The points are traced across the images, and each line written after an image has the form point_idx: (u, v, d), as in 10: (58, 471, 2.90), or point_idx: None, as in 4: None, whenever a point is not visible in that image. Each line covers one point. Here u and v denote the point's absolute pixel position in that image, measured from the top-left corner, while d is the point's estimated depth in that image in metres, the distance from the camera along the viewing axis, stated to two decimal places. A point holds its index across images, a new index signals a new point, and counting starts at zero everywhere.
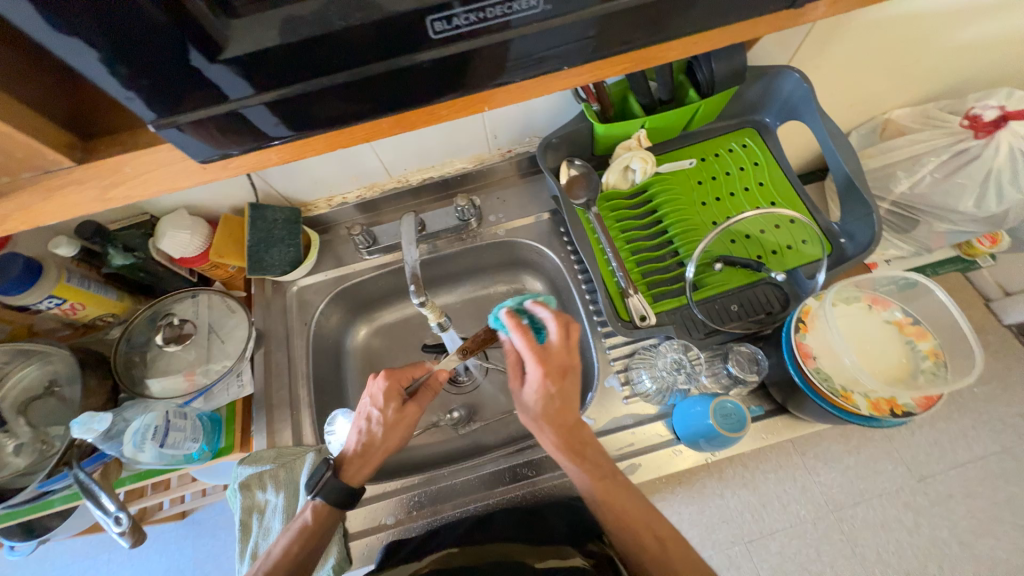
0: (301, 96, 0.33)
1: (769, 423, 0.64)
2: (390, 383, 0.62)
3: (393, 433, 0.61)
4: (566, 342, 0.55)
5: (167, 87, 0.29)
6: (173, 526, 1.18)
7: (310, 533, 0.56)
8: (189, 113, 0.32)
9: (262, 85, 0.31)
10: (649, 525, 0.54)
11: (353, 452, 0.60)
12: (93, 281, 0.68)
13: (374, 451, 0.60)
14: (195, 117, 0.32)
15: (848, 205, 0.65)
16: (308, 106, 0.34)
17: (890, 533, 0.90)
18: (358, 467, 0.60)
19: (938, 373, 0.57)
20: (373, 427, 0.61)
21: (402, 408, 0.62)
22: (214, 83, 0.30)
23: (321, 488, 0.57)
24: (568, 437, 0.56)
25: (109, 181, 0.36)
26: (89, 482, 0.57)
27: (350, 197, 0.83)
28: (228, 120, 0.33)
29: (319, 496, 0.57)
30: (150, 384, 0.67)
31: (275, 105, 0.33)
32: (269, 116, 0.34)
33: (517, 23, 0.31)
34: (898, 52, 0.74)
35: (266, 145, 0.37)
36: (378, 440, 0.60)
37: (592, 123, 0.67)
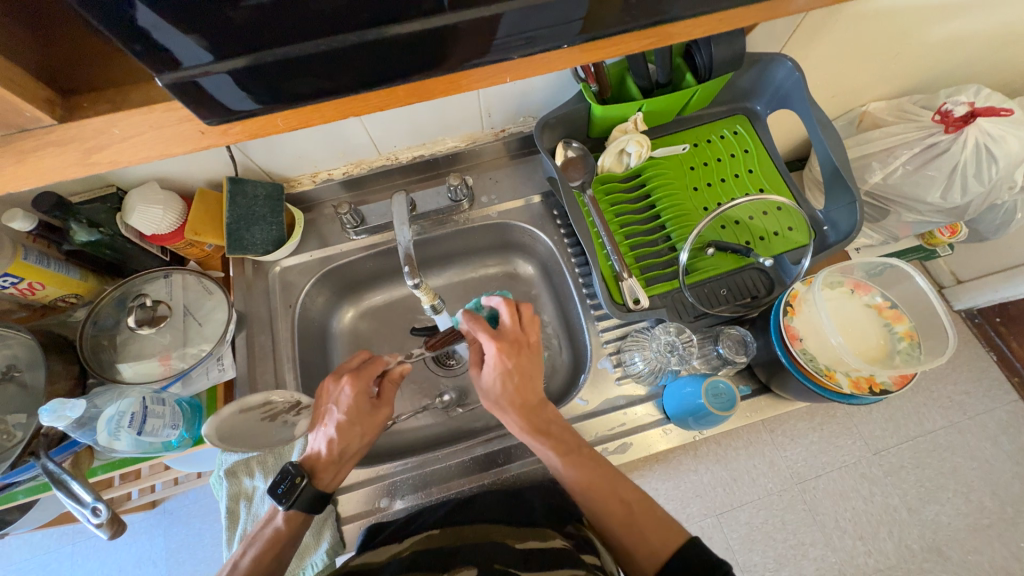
0: (274, 64, 0.30)
1: (754, 403, 0.67)
2: (357, 386, 0.60)
3: (366, 437, 0.60)
4: (517, 320, 0.61)
5: (160, 43, 0.27)
6: (142, 516, 1.13)
7: (280, 541, 0.54)
8: (168, 76, 0.29)
9: (233, 49, 0.29)
10: (616, 487, 0.55)
11: (330, 460, 0.57)
12: (53, 259, 0.63)
13: (352, 454, 0.59)
14: (185, 77, 0.29)
15: (832, 194, 0.67)
16: (281, 80, 0.31)
17: (848, 502, 0.97)
18: (334, 472, 0.58)
19: (912, 353, 0.61)
20: (346, 433, 0.58)
21: (372, 410, 0.61)
22: (221, 39, 0.28)
23: (297, 499, 0.54)
24: (530, 418, 0.58)
25: (90, 144, 0.33)
26: (59, 472, 0.54)
27: (336, 173, 0.79)
28: (230, 83, 0.30)
29: (295, 506, 0.54)
30: (122, 368, 0.63)
31: (253, 72, 0.30)
32: (238, 87, 0.31)
33: None
34: (882, 45, 0.76)
35: (267, 113, 0.34)
36: (356, 446, 0.59)
37: (590, 104, 0.66)
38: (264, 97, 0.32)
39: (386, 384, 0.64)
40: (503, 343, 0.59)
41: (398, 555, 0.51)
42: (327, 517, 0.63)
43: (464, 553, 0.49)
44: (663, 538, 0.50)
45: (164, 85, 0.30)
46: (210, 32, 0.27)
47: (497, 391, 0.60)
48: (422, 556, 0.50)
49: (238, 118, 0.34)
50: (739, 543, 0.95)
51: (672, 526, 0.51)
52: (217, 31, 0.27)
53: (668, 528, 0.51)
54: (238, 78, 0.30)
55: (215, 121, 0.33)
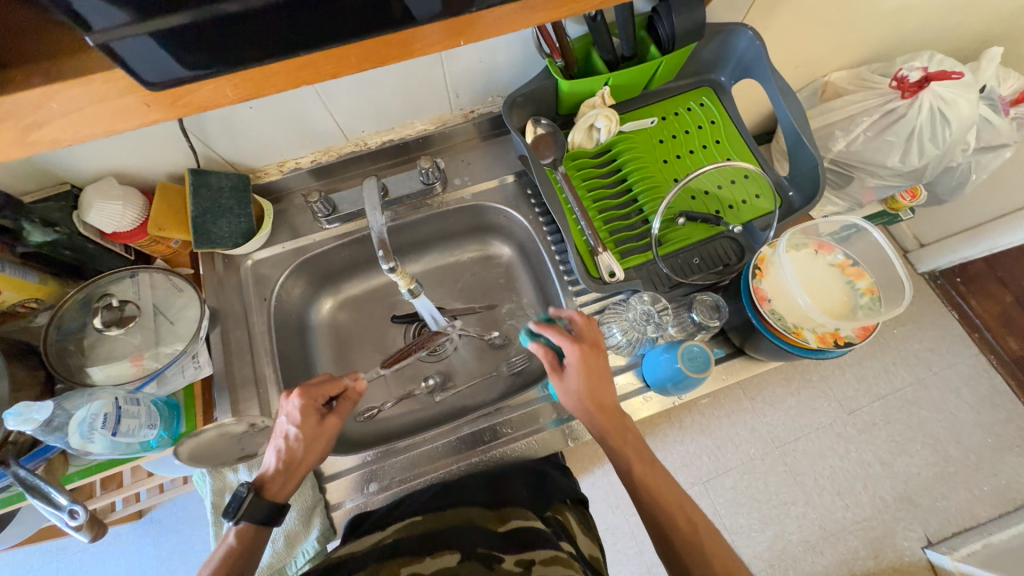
0: (213, 22, 0.28)
1: (729, 365, 0.69)
2: (305, 402, 0.59)
3: (317, 450, 0.58)
4: (591, 327, 0.61)
5: (75, 1, 0.25)
6: (129, 527, 1.11)
7: (232, 558, 0.52)
8: (88, 39, 0.27)
9: (159, 11, 0.27)
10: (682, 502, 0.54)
11: (276, 470, 0.56)
12: (8, 262, 0.59)
13: (301, 463, 0.58)
14: (118, 38, 0.27)
15: (797, 160, 0.69)
16: (224, 37, 0.30)
17: (826, 460, 1.01)
18: (281, 484, 0.56)
19: (874, 307, 0.63)
20: (289, 446, 0.57)
21: (316, 427, 0.58)
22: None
23: (243, 511, 0.53)
24: (612, 423, 0.57)
25: (28, 121, 0.31)
26: (31, 479, 0.53)
27: (304, 162, 0.77)
28: (167, 45, 0.29)
29: (246, 519, 0.53)
30: (92, 372, 0.62)
31: (194, 30, 0.29)
32: (166, 52, 0.29)
33: None
34: (839, 14, 0.78)
35: (213, 75, 0.32)
36: (301, 455, 0.57)
37: (556, 80, 0.66)
38: (210, 58, 0.31)
39: (343, 400, 0.62)
40: (586, 350, 0.58)
41: (377, 544, 0.51)
42: (316, 504, 0.63)
43: (446, 537, 0.51)
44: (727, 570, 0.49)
45: (96, 44, 0.27)
46: None
47: (585, 398, 0.58)
48: (404, 542, 0.50)
49: (182, 82, 0.32)
50: (726, 507, 0.99)
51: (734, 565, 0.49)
52: None
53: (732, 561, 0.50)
54: (174, 38, 0.29)
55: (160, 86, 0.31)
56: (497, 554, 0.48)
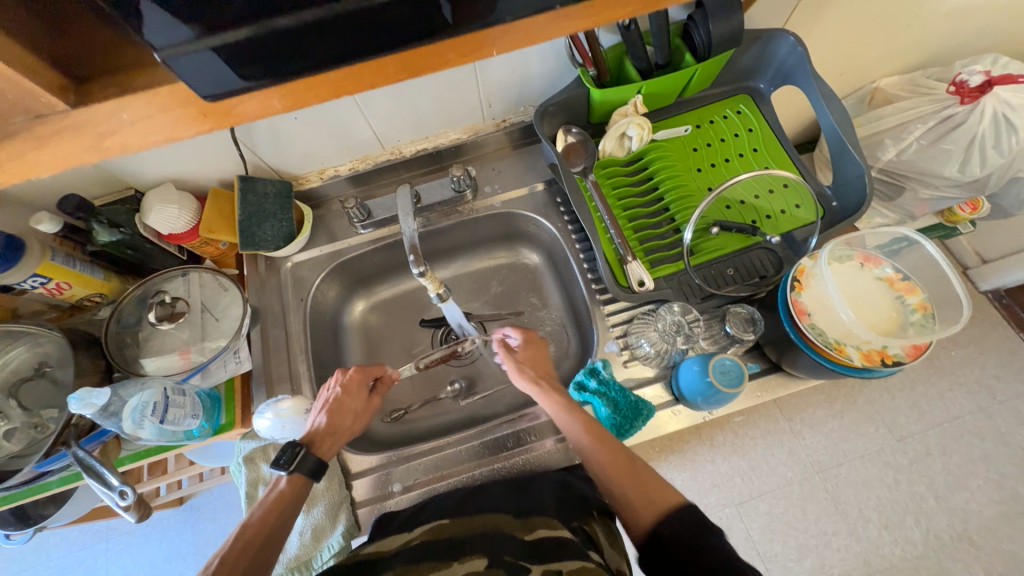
0: (270, 37, 0.31)
1: (764, 382, 0.66)
2: (359, 376, 0.65)
3: (359, 421, 0.63)
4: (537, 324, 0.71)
5: (148, 17, 0.28)
6: (171, 512, 1.17)
7: (283, 501, 0.55)
8: (157, 55, 0.30)
9: (222, 22, 0.29)
10: (649, 482, 0.52)
11: (326, 432, 0.60)
12: (79, 260, 0.66)
13: (347, 429, 0.62)
14: (183, 53, 0.30)
15: (841, 167, 0.66)
16: (276, 51, 0.32)
17: (871, 490, 0.94)
18: (329, 444, 0.60)
19: (926, 325, 0.59)
20: (339, 413, 0.62)
21: (364, 400, 0.64)
22: (202, 13, 0.29)
23: (298, 465, 0.56)
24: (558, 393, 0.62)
25: (100, 131, 0.34)
26: (88, 459, 0.57)
27: (342, 169, 0.81)
28: (223, 61, 0.31)
29: (298, 471, 0.56)
30: (144, 363, 0.66)
31: (250, 45, 0.31)
32: (224, 64, 0.32)
33: None
34: (890, 18, 0.74)
35: (263, 89, 0.35)
36: (350, 424, 0.62)
37: (588, 89, 0.67)
38: (256, 72, 0.33)
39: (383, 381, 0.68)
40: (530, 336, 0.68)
41: (408, 543, 0.52)
42: (342, 500, 0.64)
43: (473, 543, 0.50)
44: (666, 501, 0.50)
45: (163, 59, 0.30)
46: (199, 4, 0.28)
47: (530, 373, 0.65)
48: (432, 545, 0.50)
49: (237, 95, 0.34)
50: (759, 533, 0.94)
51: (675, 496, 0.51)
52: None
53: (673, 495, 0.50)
54: (230, 54, 0.31)
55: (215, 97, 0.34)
56: (524, 565, 0.47)
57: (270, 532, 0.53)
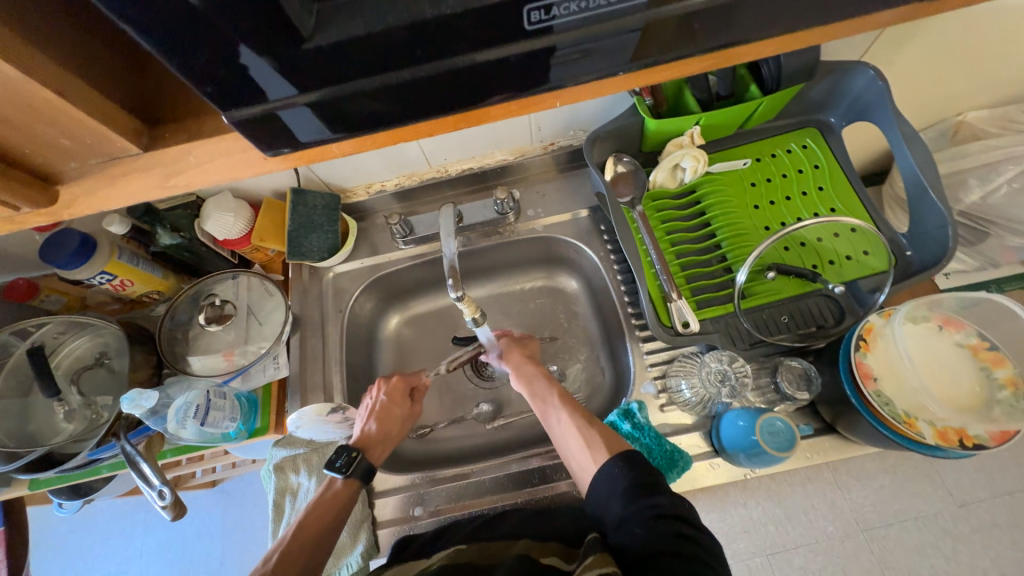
0: (340, 98, 0.31)
1: (816, 444, 0.61)
2: (400, 385, 0.68)
3: (403, 427, 0.66)
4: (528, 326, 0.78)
5: (225, 79, 0.28)
6: (203, 493, 1.23)
7: (339, 501, 0.57)
8: (225, 116, 0.30)
9: (313, 84, 0.29)
10: (604, 437, 0.55)
11: (377, 439, 0.63)
12: (142, 259, 0.70)
13: (395, 435, 0.65)
14: (256, 112, 0.31)
15: (920, 215, 0.60)
16: (343, 108, 0.32)
17: (925, 558, 0.86)
18: (381, 450, 0.63)
19: (1018, 405, 0.52)
20: (387, 420, 0.65)
21: (405, 406, 0.67)
22: (275, 77, 0.28)
23: (353, 468, 0.59)
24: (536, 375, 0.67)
25: (170, 169, 0.35)
26: (134, 453, 0.60)
27: (389, 184, 0.82)
28: (291, 118, 0.32)
29: (353, 474, 0.59)
30: (192, 361, 0.69)
31: (320, 106, 0.31)
32: (314, 117, 0.32)
33: (615, 14, 0.29)
34: (987, 49, 0.67)
35: (327, 140, 0.35)
36: (397, 430, 0.65)
37: (643, 119, 0.64)
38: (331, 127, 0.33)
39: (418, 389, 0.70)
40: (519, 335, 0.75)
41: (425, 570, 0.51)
42: (364, 519, 0.64)
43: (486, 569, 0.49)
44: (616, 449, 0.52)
45: (232, 120, 0.31)
46: (274, 70, 0.28)
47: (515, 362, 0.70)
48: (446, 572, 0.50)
49: (303, 145, 0.35)
50: None
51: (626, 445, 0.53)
52: (284, 65, 0.28)
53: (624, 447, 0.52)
54: (299, 111, 0.31)
55: (280, 150, 0.34)
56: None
57: (325, 529, 0.55)
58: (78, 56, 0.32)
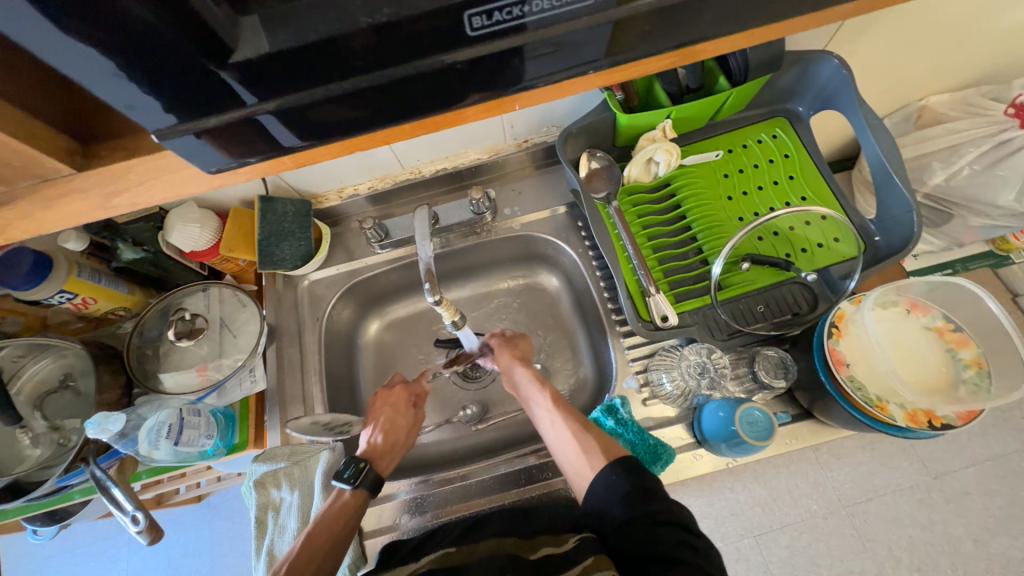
0: (295, 108, 0.29)
1: (794, 429, 0.62)
2: (402, 395, 0.69)
3: (409, 436, 0.66)
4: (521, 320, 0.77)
5: (162, 95, 0.26)
6: (188, 510, 1.20)
7: (347, 513, 0.56)
8: (157, 136, 0.29)
9: (277, 88, 0.28)
10: (597, 444, 0.54)
11: (383, 449, 0.63)
12: (103, 275, 0.67)
13: (401, 445, 0.65)
14: (208, 125, 0.29)
15: (887, 201, 0.62)
16: (305, 117, 0.30)
17: (903, 530, 0.89)
18: (388, 460, 0.63)
19: (981, 384, 0.54)
20: (392, 430, 0.65)
21: (410, 415, 0.68)
22: (217, 89, 0.27)
23: (361, 479, 0.58)
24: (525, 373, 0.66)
25: (114, 187, 0.33)
26: (104, 478, 0.58)
27: (362, 188, 0.80)
28: (244, 131, 0.30)
29: (361, 486, 0.58)
30: (163, 379, 0.67)
31: (275, 117, 0.30)
32: (284, 124, 0.30)
33: (536, 24, 0.28)
34: (945, 35, 0.69)
35: (281, 155, 0.33)
36: (402, 439, 0.65)
37: (615, 113, 0.64)
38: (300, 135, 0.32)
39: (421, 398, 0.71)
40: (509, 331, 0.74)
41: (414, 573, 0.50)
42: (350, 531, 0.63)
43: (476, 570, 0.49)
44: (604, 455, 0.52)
45: (164, 139, 0.29)
46: (213, 81, 0.27)
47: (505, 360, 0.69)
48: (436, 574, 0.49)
49: (271, 155, 0.33)
50: (779, 567, 0.90)
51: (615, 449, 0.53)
52: (231, 72, 0.26)
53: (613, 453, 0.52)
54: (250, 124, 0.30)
55: (247, 160, 0.33)
56: None
57: (332, 541, 0.54)
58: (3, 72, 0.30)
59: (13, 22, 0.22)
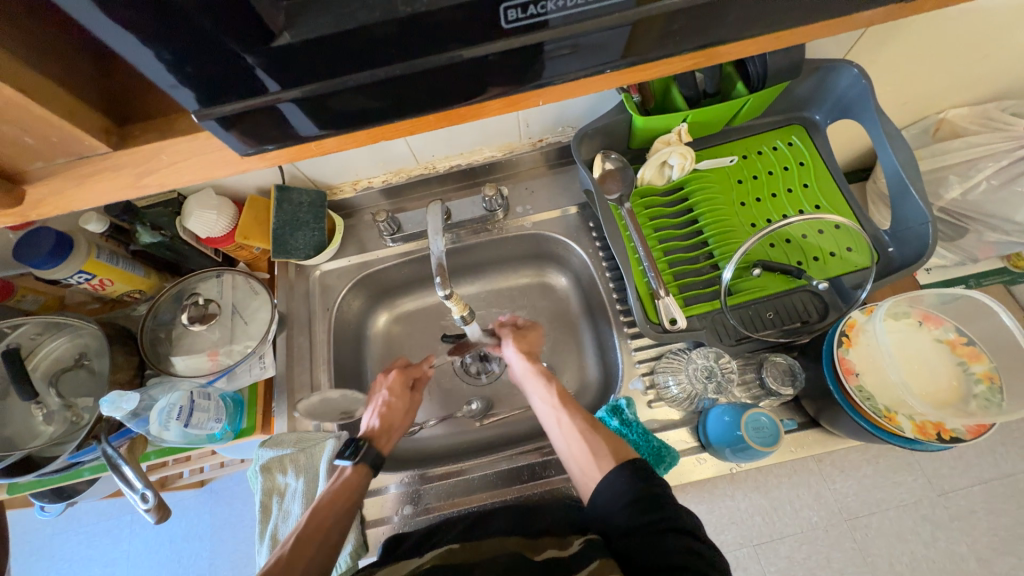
0: (323, 95, 0.30)
1: (799, 437, 0.62)
2: (399, 377, 0.70)
3: (407, 415, 0.68)
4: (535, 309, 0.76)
5: (197, 79, 0.27)
6: (191, 493, 1.22)
7: (348, 489, 0.57)
8: (194, 116, 0.30)
9: (304, 77, 0.29)
10: (606, 446, 0.55)
11: (381, 427, 0.64)
12: (121, 257, 0.68)
13: (399, 425, 0.66)
14: (238, 109, 0.30)
15: (903, 212, 0.61)
16: (328, 104, 0.31)
17: (906, 545, 0.88)
18: (386, 438, 0.64)
19: (992, 398, 0.54)
20: (388, 409, 0.66)
21: (412, 398, 0.69)
22: (248, 76, 0.28)
23: (361, 456, 0.59)
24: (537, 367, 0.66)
25: (144, 168, 0.34)
26: (115, 456, 0.58)
27: (376, 181, 0.81)
28: (272, 116, 0.31)
29: (361, 463, 0.59)
30: (175, 362, 0.68)
31: (302, 104, 0.30)
32: (303, 113, 0.31)
33: (579, 16, 0.28)
34: (969, 47, 0.68)
35: (307, 139, 0.34)
36: (401, 418, 0.66)
37: (631, 115, 0.64)
38: (315, 124, 0.33)
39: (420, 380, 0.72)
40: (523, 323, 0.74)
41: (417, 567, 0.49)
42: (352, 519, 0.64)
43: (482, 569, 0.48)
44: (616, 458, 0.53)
45: (201, 120, 0.30)
46: (248, 67, 0.27)
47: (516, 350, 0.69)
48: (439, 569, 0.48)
49: (289, 142, 0.34)
50: None
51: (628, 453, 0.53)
52: (264, 58, 0.27)
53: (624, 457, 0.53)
54: (277, 109, 0.30)
55: (264, 148, 0.34)
56: None
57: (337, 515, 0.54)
58: (44, 51, 0.31)
59: (61, 4, 0.22)
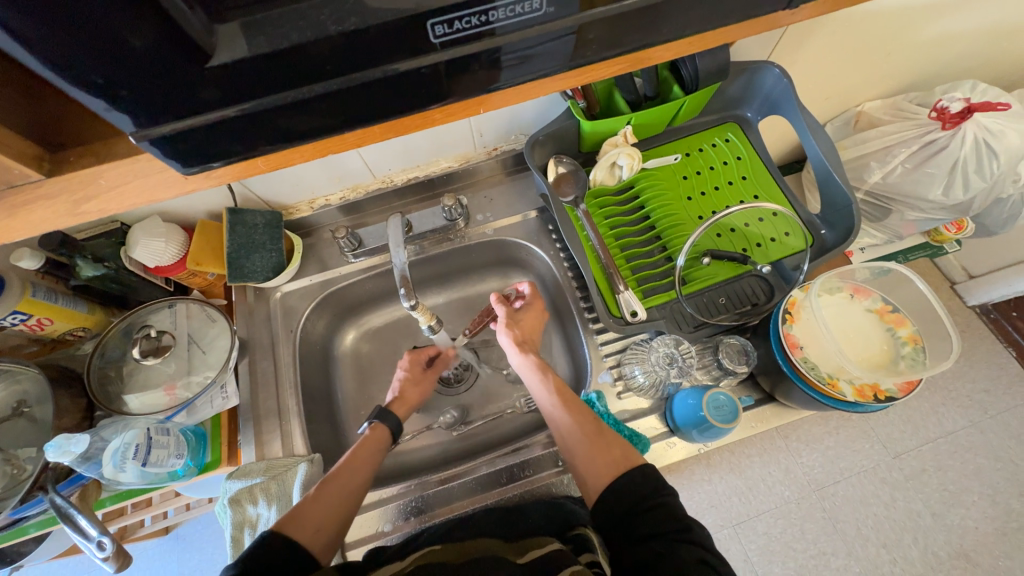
0: (260, 113, 0.30)
1: (759, 413, 0.66)
2: (414, 357, 0.75)
3: (422, 391, 0.73)
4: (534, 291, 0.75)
5: (130, 100, 0.27)
6: (156, 542, 1.14)
7: (369, 445, 0.62)
8: (134, 136, 0.29)
9: (242, 96, 0.29)
10: (615, 450, 0.54)
11: (398, 399, 0.70)
12: (60, 294, 0.64)
13: (413, 400, 0.71)
14: (176, 129, 0.29)
15: (829, 197, 0.67)
16: (268, 122, 0.31)
17: (868, 508, 0.93)
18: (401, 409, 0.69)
19: (917, 357, 0.59)
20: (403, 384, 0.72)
21: (428, 378, 0.74)
22: (183, 97, 0.28)
23: (380, 418, 0.65)
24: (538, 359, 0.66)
25: (81, 195, 0.34)
26: (66, 506, 0.55)
27: (333, 199, 0.80)
28: (212, 135, 0.31)
29: (382, 422, 0.65)
30: (129, 400, 0.64)
31: (239, 122, 0.30)
32: (243, 133, 0.31)
33: (506, 29, 0.30)
34: (873, 46, 0.76)
35: (255, 156, 0.34)
36: (416, 392, 0.72)
37: (578, 120, 0.67)
38: (255, 144, 0.33)
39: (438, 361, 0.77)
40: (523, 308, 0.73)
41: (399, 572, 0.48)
42: None
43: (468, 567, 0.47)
44: (618, 462, 0.53)
45: (141, 140, 0.30)
46: (185, 90, 0.27)
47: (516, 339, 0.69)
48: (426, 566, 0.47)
49: (234, 160, 0.34)
50: (758, 555, 0.93)
51: (632, 458, 0.53)
52: (198, 80, 0.27)
53: (625, 462, 0.53)
54: (217, 128, 0.30)
55: (210, 164, 0.33)
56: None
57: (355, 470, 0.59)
58: None
59: None
